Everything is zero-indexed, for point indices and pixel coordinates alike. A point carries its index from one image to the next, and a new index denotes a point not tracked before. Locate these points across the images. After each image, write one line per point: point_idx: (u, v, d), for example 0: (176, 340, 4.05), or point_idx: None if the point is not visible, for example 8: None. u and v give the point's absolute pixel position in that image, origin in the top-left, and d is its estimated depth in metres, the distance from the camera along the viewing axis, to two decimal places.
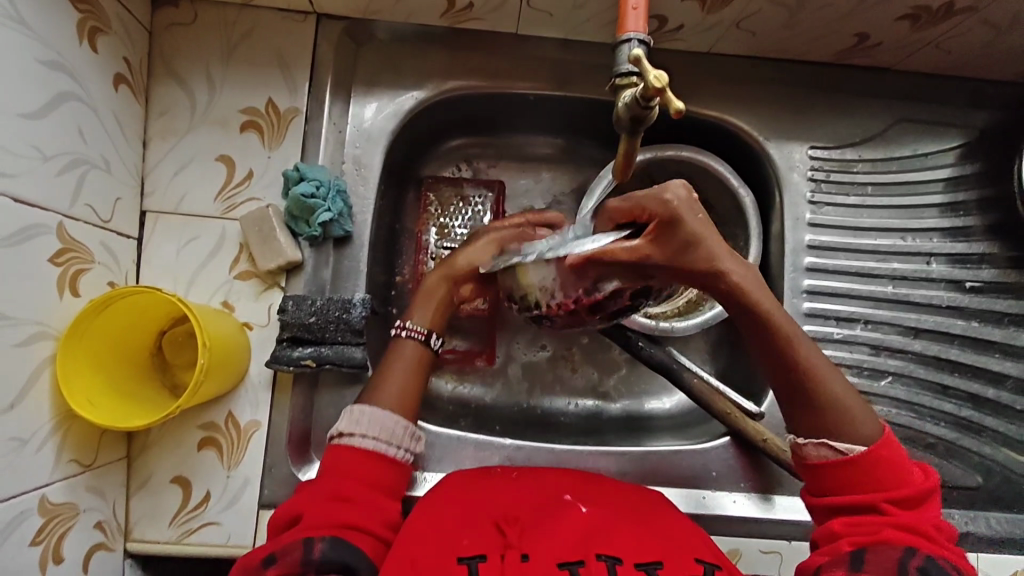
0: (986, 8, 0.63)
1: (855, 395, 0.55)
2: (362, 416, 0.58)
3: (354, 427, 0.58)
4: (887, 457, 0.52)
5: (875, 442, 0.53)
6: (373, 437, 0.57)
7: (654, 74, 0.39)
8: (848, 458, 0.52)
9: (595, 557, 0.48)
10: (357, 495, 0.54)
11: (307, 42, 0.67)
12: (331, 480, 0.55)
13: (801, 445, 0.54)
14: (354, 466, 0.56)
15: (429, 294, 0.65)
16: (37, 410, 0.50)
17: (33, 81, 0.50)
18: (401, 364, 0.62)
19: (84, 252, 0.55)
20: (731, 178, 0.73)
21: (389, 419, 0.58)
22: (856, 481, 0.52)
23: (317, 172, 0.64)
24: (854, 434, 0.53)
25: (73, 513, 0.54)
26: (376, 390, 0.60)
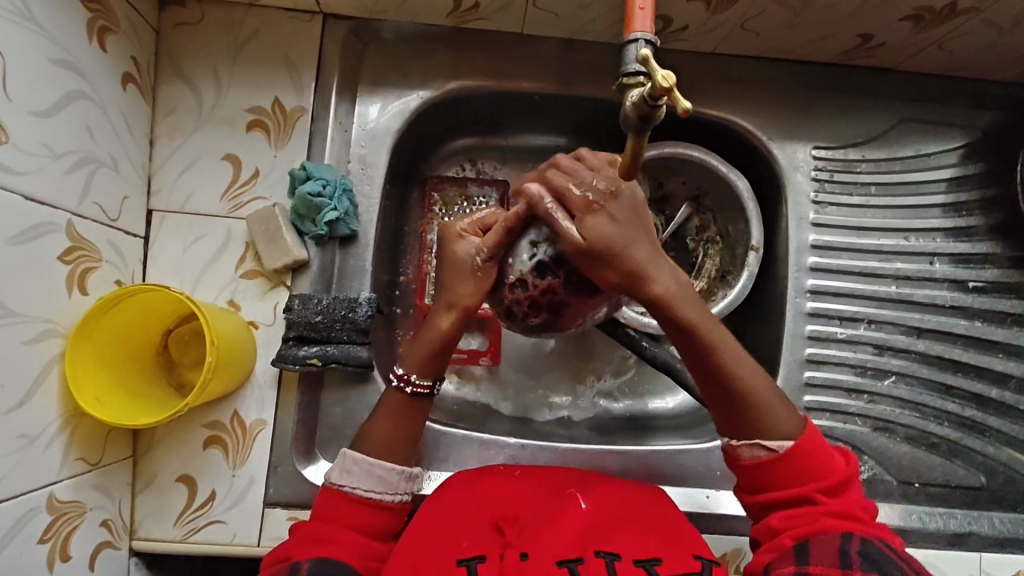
0: (990, 8, 0.63)
1: (781, 396, 0.55)
2: (352, 465, 0.57)
3: (344, 478, 0.57)
4: (812, 449, 0.54)
5: (798, 437, 0.55)
6: (363, 488, 0.57)
7: (662, 73, 0.39)
8: (776, 455, 0.54)
9: (593, 554, 0.49)
10: (344, 537, 0.54)
11: (313, 41, 0.68)
12: (319, 522, 0.55)
13: (737, 447, 0.55)
14: (342, 509, 0.56)
15: (432, 346, 0.56)
16: (46, 408, 0.50)
17: (43, 80, 0.50)
18: (394, 412, 0.58)
19: (92, 251, 0.55)
20: (725, 171, 0.74)
21: (380, 469, 0.57)
22: (785, 478, 0.54)
23: (322, 171, 0.64)
24: (782, 427, 0.54)
25: (79, 512, 0.54)
26: (371, 440, 0.58)
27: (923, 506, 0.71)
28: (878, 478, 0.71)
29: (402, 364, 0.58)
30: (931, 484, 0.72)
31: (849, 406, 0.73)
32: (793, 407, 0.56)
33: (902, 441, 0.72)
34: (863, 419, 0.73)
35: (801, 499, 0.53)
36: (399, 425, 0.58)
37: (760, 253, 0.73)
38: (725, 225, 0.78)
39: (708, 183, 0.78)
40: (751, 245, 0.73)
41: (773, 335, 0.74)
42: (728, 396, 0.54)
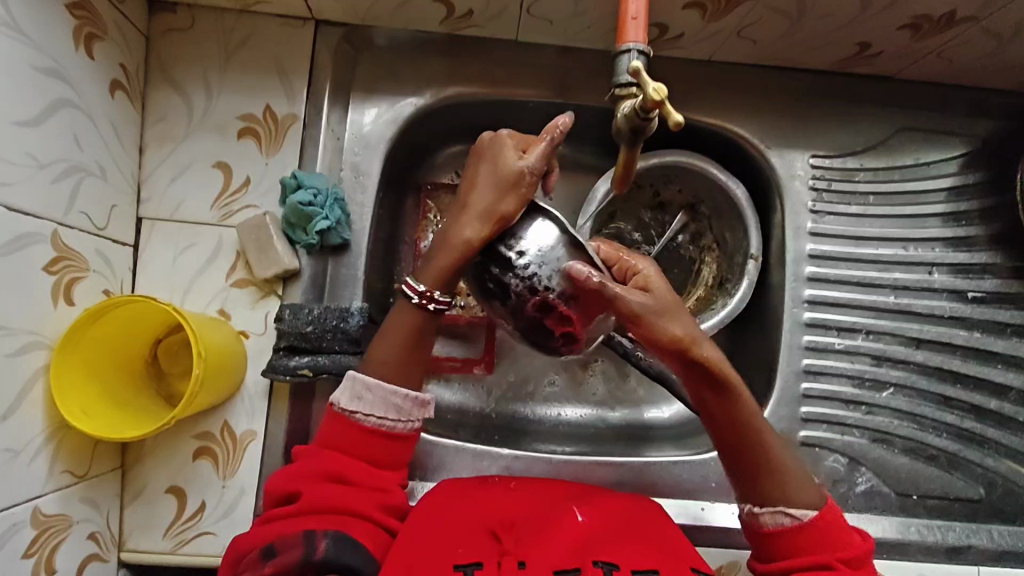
0: (989, 16, 0.62)
1: (805, 473, 0.57)
2: (364, 392, 0.56)
3: (355, 404, 0.56)
4: (835, 521, 0.55)
5: (822, 507, 0.55)
6: (379, 415, 0.56)
7: (654, 86, 0.39)
8: (801, 523, 0.54)
9: (592, 563, 0.48)
10: (356, 477, 0.54)
11: (305, 48, 0.67)
12: (331, 457, 0.55)
13: (759, 514, 0.55)
14: (352, 442, 0.55)
15: (455, 257, 0.52)
16: (30, 421, 0.49)
17: (29, 89, 0.49)
18: (406, 332, 0.56)
19: (79, 261, 0.55)
20: (724, 178, 0.73)
21: (395, 396, 0.56)
22: (807, 545, 0.54)
23: (314, 180, 0.64)
24: (802, 498, 0.55)
25: (65, 525, 0.53)
26: (376, 354, 0.56)
27: (922, 519, 0.70)
28: (875, 491, 0.70)
29: (420, 276, 0.55)
30: (930, 496, 0.71)
31: (846, 417, 0.72)
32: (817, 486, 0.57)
33: (900, 453, 0.72)
34: (861, 430, 0.72)
35: (820, 565, 0.53)
36: (406, 350, 0.56)
37: (759, 262, 0.72)
38: (722, 233, 0.77)
39: (704, 192, 0.76)
40: (750, 255, 0.72)
41: (770, 345, 0.73)
42: (756, 455, 0.55)
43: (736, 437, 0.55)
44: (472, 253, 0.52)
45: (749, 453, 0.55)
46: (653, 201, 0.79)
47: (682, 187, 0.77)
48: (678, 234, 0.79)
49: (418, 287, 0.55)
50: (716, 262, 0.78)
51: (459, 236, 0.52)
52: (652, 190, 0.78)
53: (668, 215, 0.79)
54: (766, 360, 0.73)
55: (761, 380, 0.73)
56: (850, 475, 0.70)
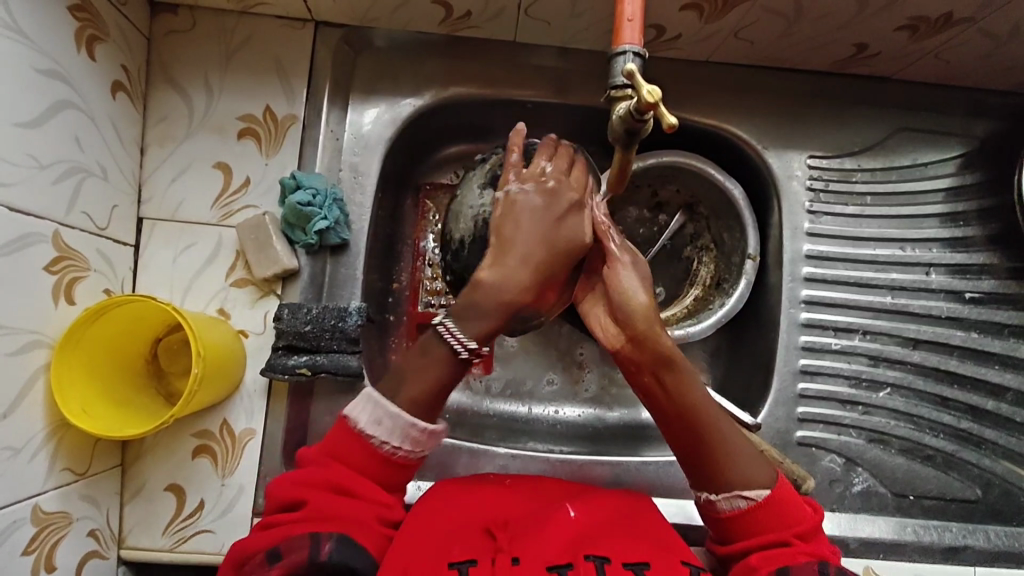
0: (986, 18, 0.62)
1: (762, 460, 0.56)
2: (385, 417, 0.53)
3: (376, 428, 0.53)
4: (787, 497, 0.54)
5: (775, 484, 0.54)
6: (384, 440, 0.53)
7: (648, 89, 0.39)
8: (756, 504, 0.53)
9: (583, 559, 0.48)
10: (363, 492, 0.52)
11: (304, 49, 0.67)
12: (339, 469, 0.52)
13: (715, 500, 0.55)
14: (359, 453, 0.53)
15: (505, 308, 0.53)
16: (31, 419, 0.50)
17: (30, 90, 0.50)
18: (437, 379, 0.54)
19: (80, 260, 0.55)
20: (720, 178, 0.73)
21: (413, 428, 0.53)
22: (763, 525, 0.53)
23: (313, 181, 0.64)
24: (755, 477, 0.54)
25: (66, 522, 0.54)
26: (406, 390, 0.53)
27: (918, 519, 0.70)
28: (872, 490, 0.71)
29: (462, 327, 0.53)
30: (926, 497, 0.71)
31: (843, 418, 0.72)
32: (772, 465, 0.56)
33: (897, 453, 0.72)
34: (858, 430, 0.72)
35: (777, 544, 0.52)
36: (437, 390, 0.54)
37: (756, 262, 0.73)
38: (720, 233, 0.78)
39: (703, 192, 0.76)
40: (748, 254, 0.73)
41: (767, 345, 0.73)
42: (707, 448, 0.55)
43: (676, 413, 0.56)
44: (515, 315, 0.54)
45: (700, 446, 0.55)
46: (651, 200, 0.79)
47: (679, 187, 0.77)
48: (674, 235, 0.79)
49: (465, 342, 0.53)
50: (714, 262, 0.78)
51: (506, 289, 0.53)
52: (650, 191, 0.78)
53: (666, 215, 0.79)
54: (763, 360, 0.73)
55: (759, 381, 0.73)
56: (846, 475, 0.71)
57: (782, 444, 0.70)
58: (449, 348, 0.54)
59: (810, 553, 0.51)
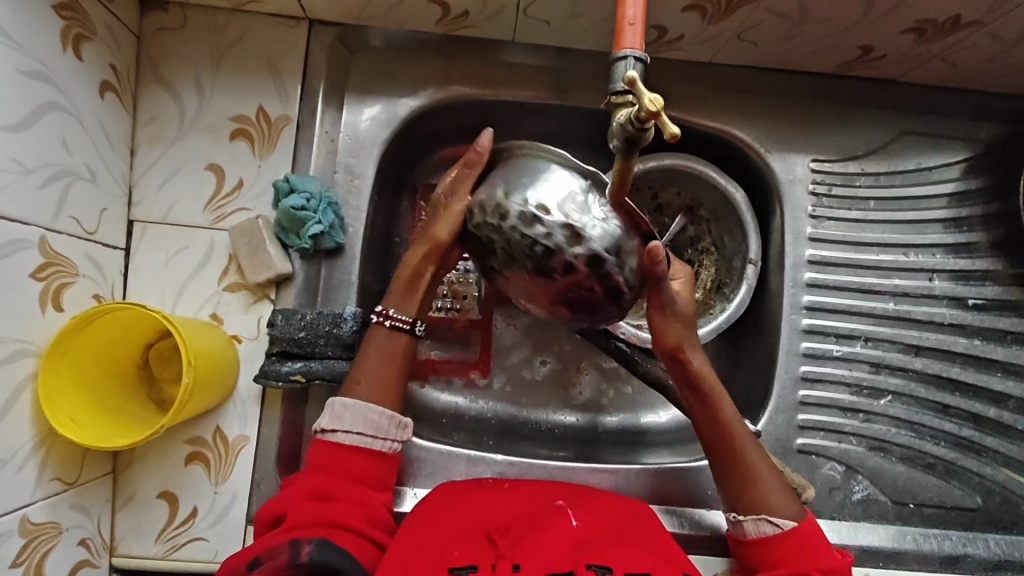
0: (995, 21, 0.61)
1: (782, 478, 0.58)
2: (344, 412, 0.56)
3: (337, 424, 0.56)
4: (811, 532, 0.55)
5: (801, 518, 0.56)
6: (358, 432, 0.56)
7: (649, 97, 0.38)
8: (783, 532, 0.55)
9: (585, 566, 0.48)
10: (339, 494, 0.54)
11: (298, 48, 0.66)
12: (315, 476, 0.55)
13: (741, 521, 0.57)
14: (338, 458, 0.55)
15: (409, 279, 0.60)
16: (17, 430, 0.49)
17: (13, 92, 0.48)
18: (388, 351, 0.59)
19: (68, 266, 0.54)
20: (721, 179, 0.72)
21: (375, 412, 0.56)
22: (789, 557, 0.54)
23: (307, 184, 0.63)
24: (780, 505, 0.56)
25: (55, 532, 0.53)
26: (364, 378, 0.58)
27: (918, 528, 0.70)
28: (872, 499, 0.70)
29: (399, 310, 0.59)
30: (926, 505, 0.70)
31: (844, 425, 0.71)
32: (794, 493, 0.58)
33: (897, 461, 0.71)
34: (859, 438, 0.71)
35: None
36: (395, 361, 0.59)
37: (758, 266, 0.71)
38: (722, 236, 0.76)
39: (703, 194, 0.75)
40: (749, 259, 0.72)
41: (768, 350, 0.72)
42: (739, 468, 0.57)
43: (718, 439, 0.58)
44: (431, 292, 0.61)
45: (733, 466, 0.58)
46: (651, 203, 0.77)
47: (681, 189, 0.75)
48: (676, 237, 0.78)
49: (383, 309, 0.60)
50: (715, 265, 0.77)
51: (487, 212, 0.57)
52: (651, 192, 0.76)
53: (667, 218, 0.78)
54: (763, 366, 0.72)
55: (759, 387, 0.72)
56: (846, 483, 0.70)
57: (782, 452, 0.70)
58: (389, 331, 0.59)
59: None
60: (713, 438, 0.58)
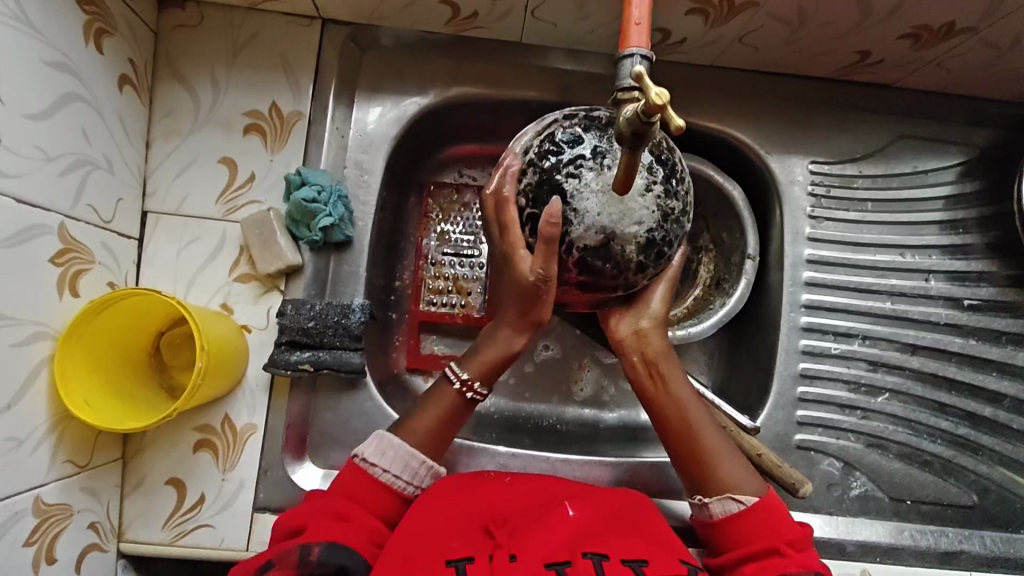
0: (989, 28, 0.63)
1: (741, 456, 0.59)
2: (388, 448, 0.57)
3: (379, 458, 0.57)
4: (776, 506, 0.56)
5: (763, 492, 0.56)
6: (394, 474, 0.57)
7: (655, 90, 0.38)
8: (746, 508, 0.55)
9: (582, 556, 0.48)
10: (357, 517, 0.54)
11: (311, 46, 0.68)
12: (337, 498, 0.55)
13: (708, 503, 0.57)
14: (363, 486, 0.56)
15: (494, 363, 0.59)
16: (33, 411, 0.50)
17: (37, 82, 0.50)
18: (443, 410, 0.60)
19: (85, 253, 0.55)
20: (718, 177, 0.73)
21: (416, 459, 0.58)
22: (751, 533, 0.54)
23: (319, 178, 0.65)
24: (742, 481, 0.57)
25: (66, 514, 0.54)
26: (415, 424, 0.59)
27: (915, 524, 0.71)
28: (870, 495, 0.71)
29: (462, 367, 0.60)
30: (923, 501, 0.71)
31: (842, 422, 0.72)
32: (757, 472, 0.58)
33: (895, 458, 0.72)
34: (857, 435, 0.72)
35: (769, 552, 0.53)
36: (447, 424, 0.60)
37: (755, 262, 0.72)
38: (719, 233, 0.78)
39: (703, 193, 0.76)
40: (748, 255, 0.73)
41: (767, 348, 0.74)
42: (693, 444, 0.58)
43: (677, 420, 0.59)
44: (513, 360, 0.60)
45: (687, 444, 0.58)
46: None
47: None
48: None
49: (460, 375, 0.60)
50: (713, 262, 0.79)
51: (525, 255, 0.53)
52: None
53: None
54: (763, 364, 0.74)
55: (759, 383, 0.73)
56: (845, 479, 0.71)
57: (781, 448, 0.71)
58: (450, 382, 0.60)
59: (802, 563, 0.52)
60: (665, 421, 0.59)
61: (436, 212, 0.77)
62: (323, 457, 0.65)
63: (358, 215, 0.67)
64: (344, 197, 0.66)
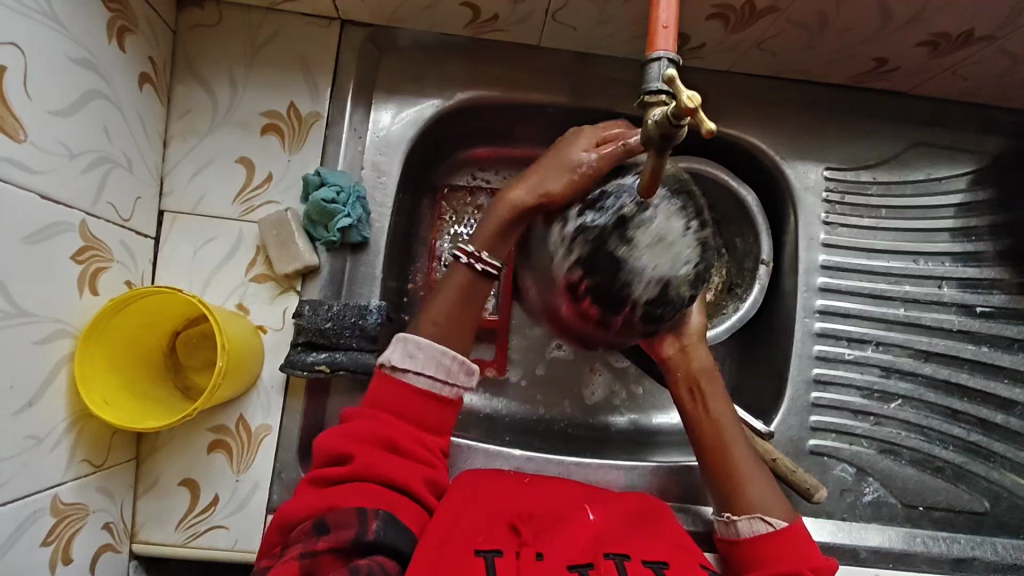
0: (1006, 36, 0.63)
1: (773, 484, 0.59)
2: (416, 350, 0.56)
3: (406, 361, 0.56)
4: (807, 538, 0.55)
5: (792, 520, 0.56)
6: (423, 372, 0.56)
7: (687, 94, 0.38)
8: (775, 531, 0.55)
9: (604, 558, 0.49)
10: (409, 448, 0.54)
11: (330, 47, 0.68)
12: (384, 422, 0.54)
13: (735, 522, 0.57)
14: (404, 400, 0.56)
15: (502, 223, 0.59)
16: (53, 410, 0.49)
17: (63, 79, 0.50)
18: (459, 286, 0.60)
19: (104, 251, 0.55)
20: (732, 182, 0.73)
21: (445, 357, 0.57)
22: (775, 555, 0.54)
23: (337, 178, 0.64)
24: (772, 507, 0.57)
25: (82, 514, 0.53)
26: (431, 315, 0.59)
27: (927, 531, 0.71)
28: (882, 501, 0.71)
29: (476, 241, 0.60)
30: (935, 508, 0.72)
31: (855, 428, 0.72)
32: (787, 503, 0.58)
33: (907, 464, 0.72)
34: (870, 441, 0.72)
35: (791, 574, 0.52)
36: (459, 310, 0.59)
37: (770, 268, 0.73)
38: (732, 238, 0.78)
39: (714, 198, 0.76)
40: (761, 260, 0.74)
41: (781, 353, 0.74)
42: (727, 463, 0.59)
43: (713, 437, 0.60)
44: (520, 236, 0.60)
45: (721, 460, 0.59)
46: None
47: None
48: None
49: (474, 252, 0.59)
50: (726, 267, 0.78)
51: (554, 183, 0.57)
52: None
53: None
54: (776, 370, 0.74)
55: (772, 388, 0.73)
56: (857, 484, 0.71)
57: (795, 453, 0.71)
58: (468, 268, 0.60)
59: None
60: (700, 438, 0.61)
61: (449, 215, 0.78)
62: None
63: (376, 218, 0.67)
64: (363, 198, 0.66)
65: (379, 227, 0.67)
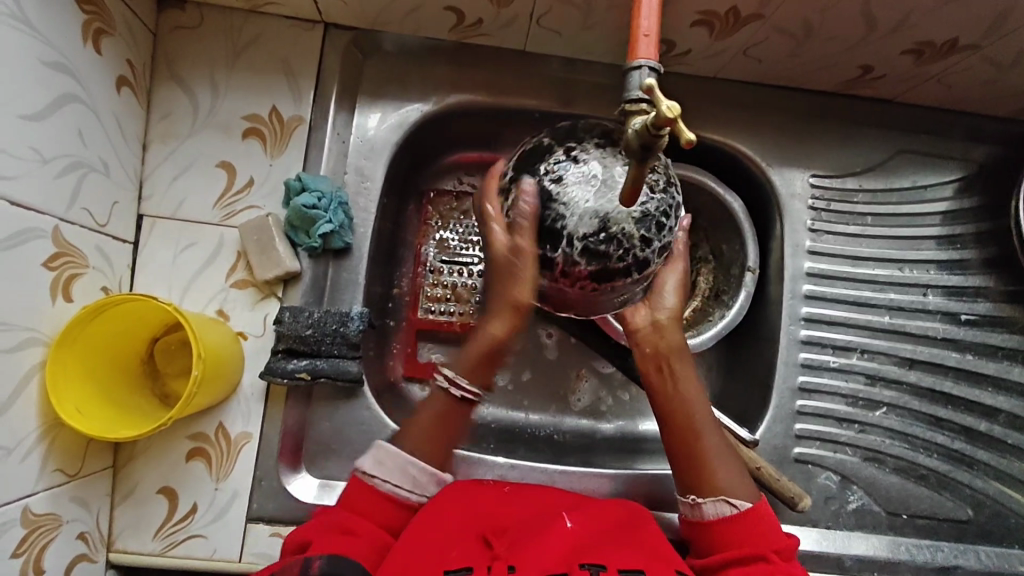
0: (990, 46, 0.63)
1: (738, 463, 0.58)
2: (385, 458, 0.57)
3: (377, 468, 0.56)
4: (764, 514, 0.55)
5: (756, 499, 0.56)
6: (395, 483, 0.56)
7: (667, 104, 0.37)
8: (739, 513, 0.55)
9: (580, 567, 0.48)
10: (362, 530, 0.53)
11: (312, 50, 0.67)
12: (344, 513, 0.54)
13: (700, 504, 0.56)
14: (369, 502, 0.55)
15: (484, 352, 0.54)
16: (23, 419, 0.48)
17: (34, 82, 0.49)
18: (438, 413, 0.58)
19: (78, 257, 0.54)
20: (718, 189, 0.73)
21: (413, 467, 0.56)
22: (738, 538, 0.54)
23: (319, 183, 0.64)
24: (739, 488, 0.56)
25: (55, 524, 0.52)
26: (410, 436, 0.58)
27: (911, 539, 0.71)
28: (867, 508, 0.71)
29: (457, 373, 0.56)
30: (919, 516, 0.71)
31: (840, 436, 0.72)
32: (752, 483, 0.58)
33: (891, 472, 0.72)
34: (854, 448, 0.72)
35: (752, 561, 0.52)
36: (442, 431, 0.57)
37: (755, 275, 0.73)
38: (718, 244, 0.78)
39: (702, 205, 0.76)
40: (748, 267, 0.73)
41: (766, 360, 0.74)
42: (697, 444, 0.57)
43: (683, 412, 0.58)
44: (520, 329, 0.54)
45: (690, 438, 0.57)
46: None
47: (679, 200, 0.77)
48: None
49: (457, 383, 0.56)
50: (712, 274, 0.78)
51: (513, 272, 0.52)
52: None
53: None
54: (761, 377, 0.74)
55: (756, 395, 0.73)
56: (842, 492, 0.71)
57: (779, 460, 0.71)
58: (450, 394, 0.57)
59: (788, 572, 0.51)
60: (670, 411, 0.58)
61: (435, 219, 0.77)
62: (319, 466, 0.64)
63: (360, 223, 0.67)
64: (345, 203, 0.65)
65: (362, 233, 0.67)
